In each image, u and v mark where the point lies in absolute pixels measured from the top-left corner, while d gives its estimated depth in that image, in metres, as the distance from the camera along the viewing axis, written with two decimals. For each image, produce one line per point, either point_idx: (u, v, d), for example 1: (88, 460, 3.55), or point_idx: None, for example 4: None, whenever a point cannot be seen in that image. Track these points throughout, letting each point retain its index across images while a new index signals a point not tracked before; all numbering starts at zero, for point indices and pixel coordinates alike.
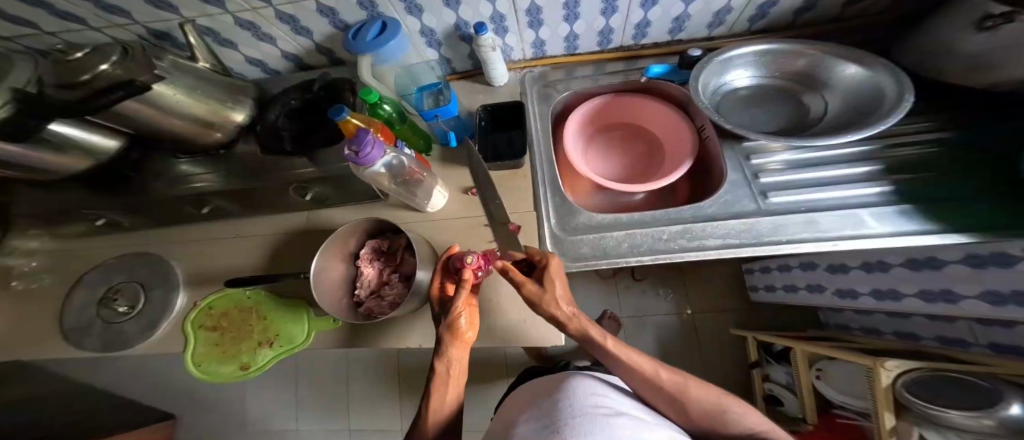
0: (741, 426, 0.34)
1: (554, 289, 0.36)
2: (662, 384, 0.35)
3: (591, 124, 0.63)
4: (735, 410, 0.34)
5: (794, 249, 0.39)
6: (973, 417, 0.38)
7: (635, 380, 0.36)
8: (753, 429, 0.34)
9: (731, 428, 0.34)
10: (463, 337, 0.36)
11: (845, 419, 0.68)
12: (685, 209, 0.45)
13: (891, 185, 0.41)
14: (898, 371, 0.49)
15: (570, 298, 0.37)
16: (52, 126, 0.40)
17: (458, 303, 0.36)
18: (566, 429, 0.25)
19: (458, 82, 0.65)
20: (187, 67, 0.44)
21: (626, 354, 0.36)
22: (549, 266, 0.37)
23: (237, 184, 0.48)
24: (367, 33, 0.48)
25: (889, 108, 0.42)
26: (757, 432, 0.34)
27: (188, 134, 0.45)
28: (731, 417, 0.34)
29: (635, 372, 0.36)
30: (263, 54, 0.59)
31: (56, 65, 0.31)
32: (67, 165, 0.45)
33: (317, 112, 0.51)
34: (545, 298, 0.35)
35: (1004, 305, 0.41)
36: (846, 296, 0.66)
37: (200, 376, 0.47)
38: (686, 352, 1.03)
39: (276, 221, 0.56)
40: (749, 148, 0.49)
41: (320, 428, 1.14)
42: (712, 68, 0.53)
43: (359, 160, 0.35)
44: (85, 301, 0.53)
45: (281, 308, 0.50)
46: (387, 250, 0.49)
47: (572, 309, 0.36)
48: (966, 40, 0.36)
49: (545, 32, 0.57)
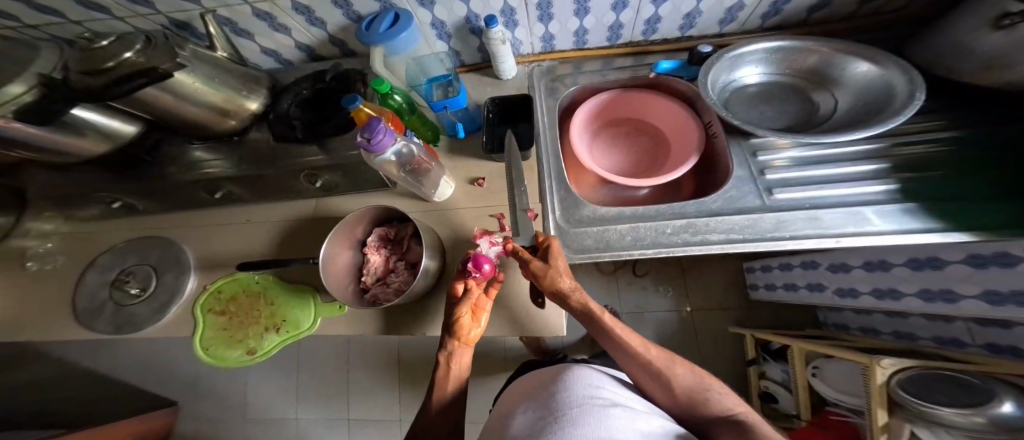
0: (718, 406, 0.33)
1: (557, 263, 0.37)
2: (649, 360, 0.36)
3: (597, 118, 0.64)
4: (717, 391, 0.35)
5: (797, 244, 0.40)
6: (965, 415, 0.40)
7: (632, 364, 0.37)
8: (730, 411, 0.33)
9: (709, 407, 0.33)
10: (465, 337, 0.38)
11: (836, 416, 0.70)
12: (689, 203, 0.46)
13: (896, 183, 0.41)
14: (893, 369, 0.50)
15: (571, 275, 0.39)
16: (74, 110, 0.41)
17: (473, 299, 0.38)
18: (564, 420, 0.26)
19: (466, 75, 0.66)
20: (206, 56, 0.44)
21: (619, 328, 0.39)
22: (552, 246, 0.39)
23: (249, 170, 0.49)
24: (380, 24, 0.49)
25: (900, 105, 0.42)
26: (733, 413, 0.33)
27: (203, 120, 0.46)
28: (710, 397, 0.34)
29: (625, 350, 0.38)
30: (276, 44, 0.60)
31: (82, 53, 0.33)
32: (86, 150, 0.46)
33: (327, 101, 0.52)
34: (549, 272, 0.36)
35: (1002, 305, 0.42)
36: (846, 296, 0.67)
37: (207, 360, 0.48)
38: (684, 349, 1.04)
39: (284, 208, 0.57)
40: (756, 145, 0.49)
41: (320, 416, 1.15)
42: (722, 65, 0.54)
43: (370, 147, 0.35)
44: (98, 284, 0.54)
45: (288, 294, 0.51)
46: (394, 237, 0.49)
47: (573, 283, 0.38)
48: (982, 39, 0.36)
49: (555, 26, 0.57)
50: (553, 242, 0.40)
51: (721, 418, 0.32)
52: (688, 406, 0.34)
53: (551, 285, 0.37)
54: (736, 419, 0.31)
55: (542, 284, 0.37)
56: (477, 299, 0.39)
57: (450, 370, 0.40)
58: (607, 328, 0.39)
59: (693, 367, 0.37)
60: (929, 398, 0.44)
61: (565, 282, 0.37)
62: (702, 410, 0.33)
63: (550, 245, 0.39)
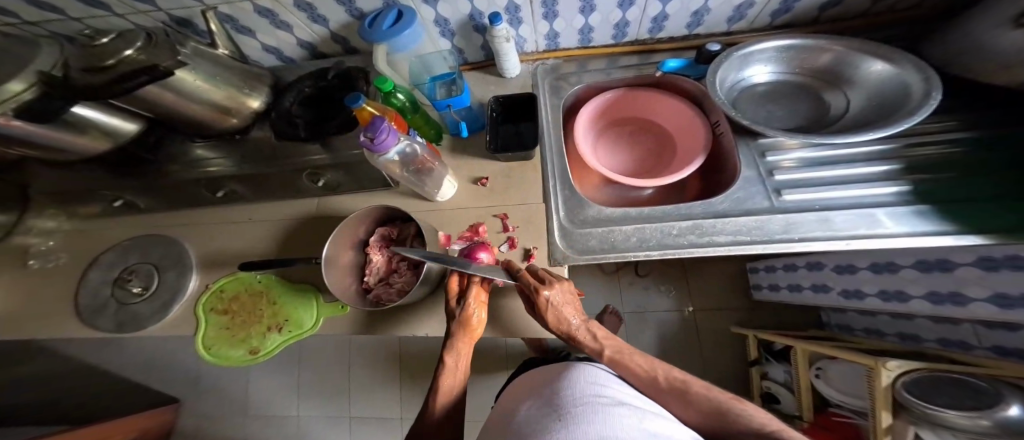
0: (750, 423, 0.31)
1: (562, 312, 0.38)
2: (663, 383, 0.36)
3: (601, 117, 0.63)
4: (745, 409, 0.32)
5: (805, 246, 0.39)
6: (970, 417, 0.40)
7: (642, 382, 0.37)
8: (764, 431, 0.30)
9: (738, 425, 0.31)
10: (473, 333, 0.39)
11: (838, 417, 0.70)
12: (695, 204, 0.46)
13: (908, 185, 0.41)
14: (899, 371, 0.49)
15: (579, 312, 0.40)
16: (75, 108, 0.40)
17: (472, 300, 0.38)
18: (567, 418, 0.26)
19: (470, 73, 0.65)
20: (207, 53, 0.43)
21: (631, 356, 0.39)
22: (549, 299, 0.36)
23: (251, 169, 0.49)
24: (384, 21, 0.48)
25: (916, 104, 0.41)
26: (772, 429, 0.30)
27: (205, 118, 0.46)
28: (737, 416, 0.32)
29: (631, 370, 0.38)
30: (278, 42, 0.59)
31: (83, 50, 0.33)
32: (87, 148, 0.45)
33: (329, 100, 0.51)
34: (556, 318, 0.38)
35: (1012, 308, 0.41)
36: (852, 297, 0.67)
37: (210, 359, 0.48)
38: (686, 349, 1.03)
39: (286, 207, 0.56)
40: (765, 145, 0.48)
41: (321, 414, 1.16)
42: (731, 63, 0.53)
43: (373, 147, 0.35)
44: (100, 282, 0.54)
45: (290, 293, 0.51)
46: (396, 237, 0.49)
47: (580, 320, 0.40)
48: (999, 38, 0.35)
49: (560, 24, 0.56)
50: (546, 296, 0.36)
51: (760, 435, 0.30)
52: (716, 424, 0.33)
53: (560, 330, 0.39)
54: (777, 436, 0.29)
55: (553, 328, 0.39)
56: (477, 298, 0.39)
57: (454, 370, 0.40)
58: (612, 362, 0.39)
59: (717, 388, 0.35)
60: (935, 400, 0.44)
61: (572, 323, 0.39)
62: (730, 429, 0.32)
63: (540, 299, 0.36)
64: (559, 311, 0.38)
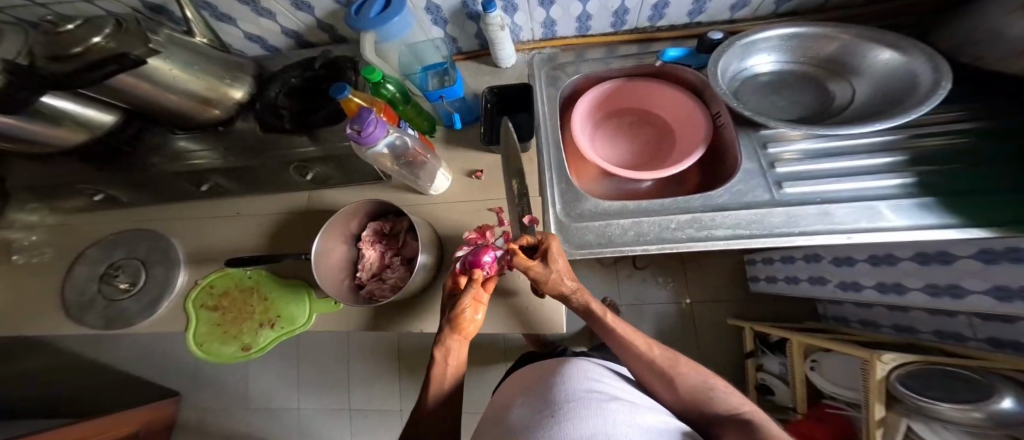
0: (722, 406, 0.32)
1: (557, 268, 0.35)
2: (653, 359, 0.36)
3: (599, 108, 0.61)
4: (719, 390, 0.34)
5: (807, 241, 0.38)
6: (964, 410, 0.40)
7: (651, 374, 0.35)
8: (737, 410, 0.32)
9: (715, 406, 0.33)
10: (463, 331, 0.36)
11: (834, 409, 0.70)
12: (694, 197, 0.45)
13: (913, 176, 0.40)
14: (892, 364, 0.49)
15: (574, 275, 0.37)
16: (44, 99, 0.38)
17: (465, 300, 0.35)
18: (560, 414, 0.25)
19: (464, 62, 0.63)
20: (183, 41, 0.41)
21: (620, 326, 0.38)
22: (552, 247, 0.35)
23: (235, 162, 0.47)
24: (371, 8, 0.46)
25: (923, 94, 0.40)
26: (740, 412, 0.31)
27: (185, 109, 0.44)
28: (715, 396, 0.33)
29: (621, 340, 0.38)
30: (262, 29, 0.57)
31: (47, 37, 0.30)
32: (63, 140, 0.44)
33: (317, 90, 0.49)
34: (551, 277, 0.35)
35: (1012, 300, 0.41)
36: (848, 289, 0.67)
37: (201, 355, 0.47)
38: (683, 341, 1.04)
39: (276, 200, 0.55)
40: (766, 136, 0.48)
41: (321, 406, 1.16)
42: (734, 52, 0.52)
43: (362, 140, 0.33)
44: (85, 278, 0.53)
45: (282, 289, 0.49)
46: (389, 232, 0.48)
47: (575, 284, 0.37)
48: (1013, 24, 0.34)
49: (557, 11, 0.54)
50: (547, 246, 0.36)
51: (732, 417, 0.31)
52: (694, 407, 0.33)
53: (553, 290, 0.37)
54: (746, 418, 0.30)
55: (543, 287, 0.36)
56: (475, 295, 0.35)
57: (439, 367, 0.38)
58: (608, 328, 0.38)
59: (699, 366, 0.36)
60: (929, 393, 0.43)
61: (567, 285, 0.36)
62: (706, 407, 0.33)
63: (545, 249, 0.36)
64: (555, 267, 0.35)
